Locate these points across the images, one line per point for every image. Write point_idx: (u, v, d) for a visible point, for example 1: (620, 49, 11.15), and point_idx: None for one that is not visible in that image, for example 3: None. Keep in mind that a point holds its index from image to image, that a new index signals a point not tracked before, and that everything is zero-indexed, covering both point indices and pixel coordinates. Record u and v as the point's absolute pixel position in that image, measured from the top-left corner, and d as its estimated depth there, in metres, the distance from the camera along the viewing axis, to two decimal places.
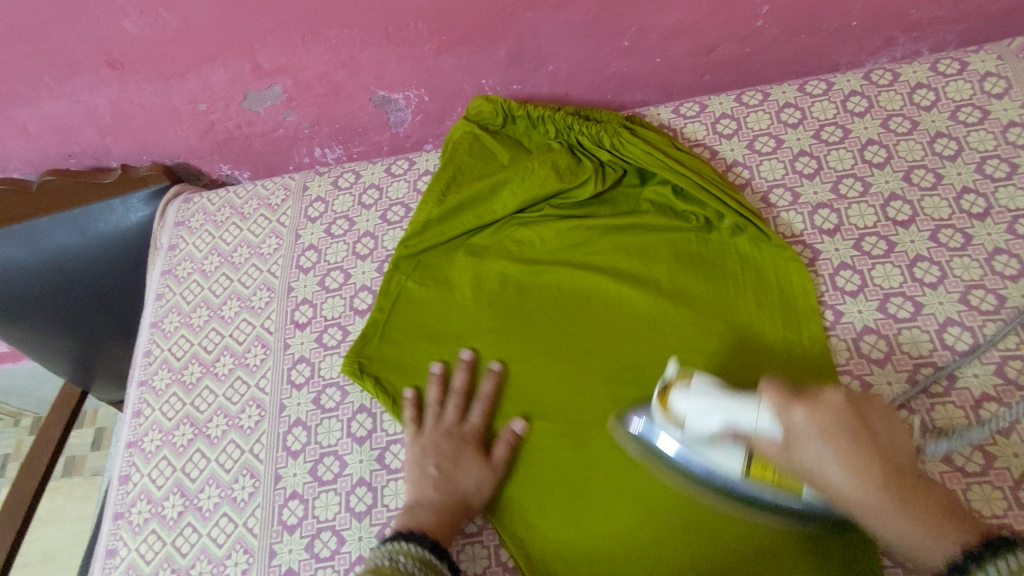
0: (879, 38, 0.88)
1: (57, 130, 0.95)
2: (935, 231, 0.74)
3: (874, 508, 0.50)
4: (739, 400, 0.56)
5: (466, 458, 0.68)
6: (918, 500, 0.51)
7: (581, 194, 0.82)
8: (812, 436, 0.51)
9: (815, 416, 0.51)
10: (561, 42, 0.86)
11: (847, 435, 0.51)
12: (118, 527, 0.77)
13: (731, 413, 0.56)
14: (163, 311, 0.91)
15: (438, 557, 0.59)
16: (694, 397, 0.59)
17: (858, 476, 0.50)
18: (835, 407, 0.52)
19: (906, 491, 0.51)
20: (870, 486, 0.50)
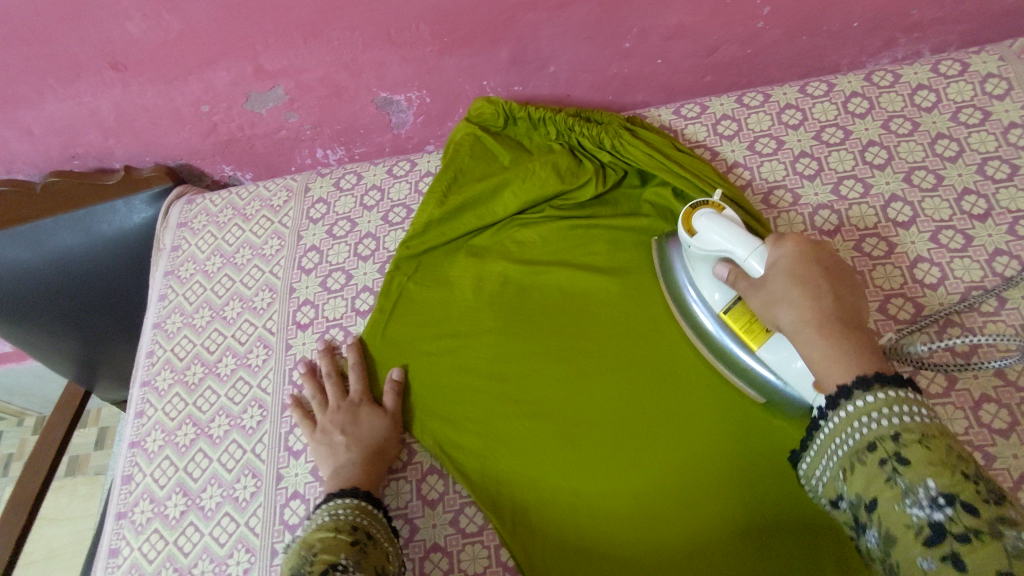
0: (880, 39, 0.88)
1: (61, 131, 0.96)
2: (936, 232, 0.74)
3: (806, 325, 0.55)
4: (745, 238, 0.63)
5: (365, 416, 0.72)
6: (855, 343, 0.53)
7: (582, 195, 0.82)
8: (783, 267, 0.58)
9: (793, 253, 0.59)
10: (562, 44, 0.87)
11: (809, 273, 0.57)
12: (120, 527, 0.77)
13: (730, 243, 0.63)
14: (165, 312, 0.91)
15: (372, 503, 0.64)
16: (716, 224, 0.65)
17: (807, 309, 0.55)
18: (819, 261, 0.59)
19: (848, 336, 0.54)
20: (812, 315, 0.55)
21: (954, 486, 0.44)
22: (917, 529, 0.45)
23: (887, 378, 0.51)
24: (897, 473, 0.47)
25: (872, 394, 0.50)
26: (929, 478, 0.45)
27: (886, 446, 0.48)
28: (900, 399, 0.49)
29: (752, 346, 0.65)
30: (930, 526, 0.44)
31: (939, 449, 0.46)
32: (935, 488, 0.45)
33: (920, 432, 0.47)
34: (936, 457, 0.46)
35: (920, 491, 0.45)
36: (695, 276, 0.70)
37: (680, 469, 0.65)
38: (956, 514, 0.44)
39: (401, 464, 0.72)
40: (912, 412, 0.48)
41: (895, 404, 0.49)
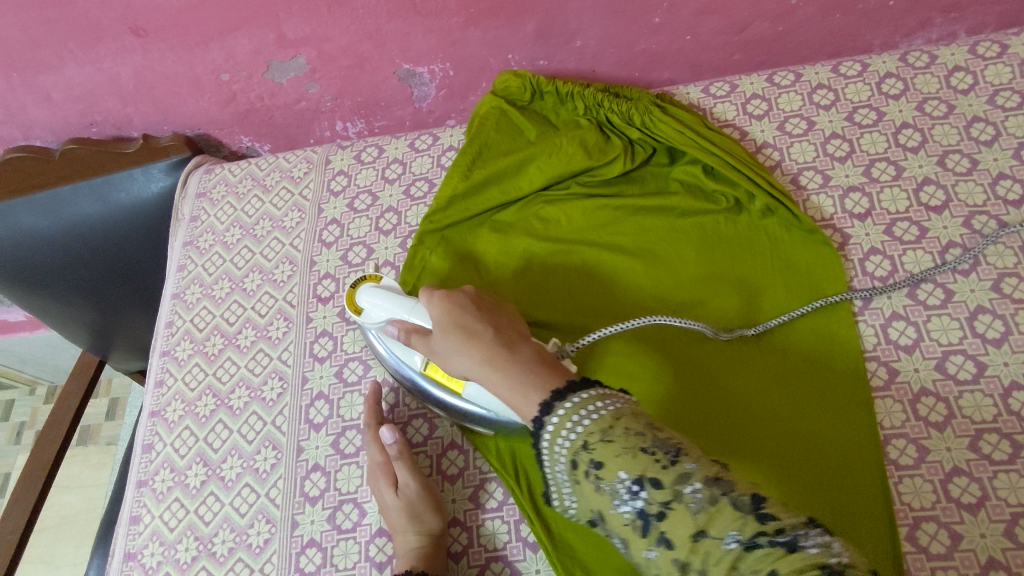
0: (916, 18, 0.85)
1: (79, 98, 0.95)
2: (969, 217, 0.73)
3: (483, 363, 0.54)
4: (404, 299, 0.66)
5: (384, 499, 0.68)
6: (528, 348, 0.55)
7: (609, 172, 0.81)
8: (438, 320, 0.57)
9: (443, 301, 0.58)
10: (591, 17, 0.85)
11: (460, 318, 0.57)
12: (141, 495, 0.77)
13: (397, 306, 0.66)
14: (185, 283, 0.91)
15: None
16: (378, 295, 0.68)
17: (474, 344, 0.55)
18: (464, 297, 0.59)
19: (518, 343, 0.55)
20: (483, 357, 0.54)
21: (724, 520, 0.41)
22: (641, 529, 0.44)
23: (567, 390, 0.49)
24: (599, 477, 0.45)
25: (571, 401, 0.48)
26: (623, 470, 0.44)
27: (581, 457, 0.46)
28: (604, 395, 0.48)
29: (458, 388, 0.66)
30: (635, 513, 0.44)
31: (629, 441, 0.44)
32: (629, 476, 0.44)
33: (604, 430, 0.45)
34: (622, 448, 0.44)
35: (618, 486, 0.44)
36: (391, 345, 0.71)
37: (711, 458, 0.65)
38: (650, 493, 0.43)
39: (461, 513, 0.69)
40: (623, 404, 0.47)
41: (584, 405, 0.47)
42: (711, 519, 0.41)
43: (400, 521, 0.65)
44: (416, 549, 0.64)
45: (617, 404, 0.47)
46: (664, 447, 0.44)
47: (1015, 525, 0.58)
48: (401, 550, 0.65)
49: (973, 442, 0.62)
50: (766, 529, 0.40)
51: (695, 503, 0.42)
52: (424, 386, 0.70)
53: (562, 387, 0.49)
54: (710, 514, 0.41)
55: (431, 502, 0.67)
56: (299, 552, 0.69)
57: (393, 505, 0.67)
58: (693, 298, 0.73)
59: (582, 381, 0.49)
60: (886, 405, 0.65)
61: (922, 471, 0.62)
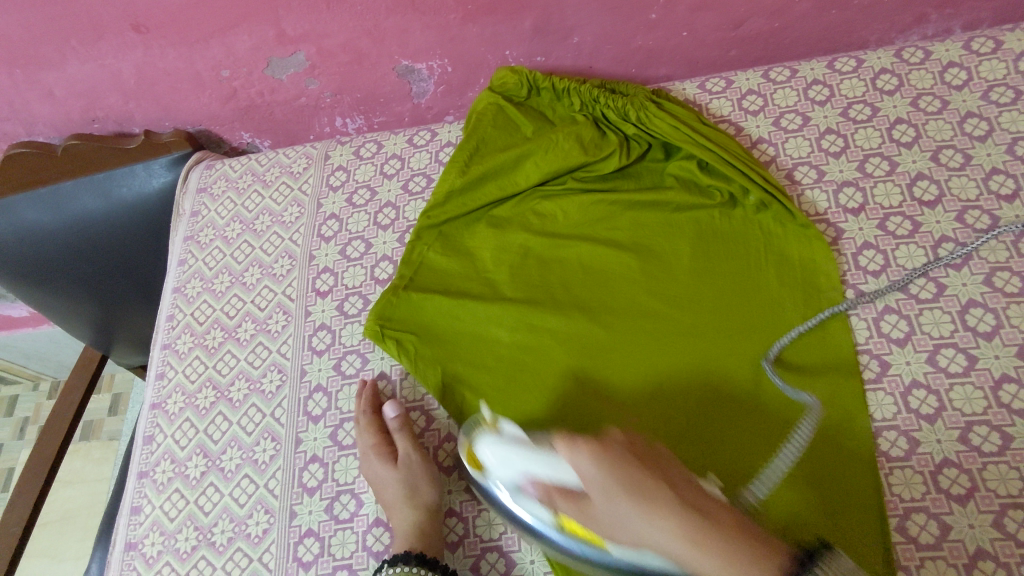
0: (911, 14, 0.86)
1: (82, 94, 0.96)
2: (962, 211, 0.73)
3: (685, 542, 0.45)
4: (540, 454, 0.59)
5: (383, 475, 0.70)
6: (726, 517, 0.47)
7: (605, 167, 0.82)
8: (600, 483, 0.49)
9: (598, 458, 0.50)
10: (588, 13, 0.85)
11: (632, 474, 0.49)
12: (142, 485, 0.78)
13: (531, 463, 0.59)
14: (185, 276, 0.92)
15: (427, 568, 0.63)
16: (504, 445, 0.61)
17: (661, 515, 0.46)
18: (619, 450, 0.51)
19: (717, 512, 0.47)
20: (689, 532, 0.45)
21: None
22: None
23: (806, 558, 0.45)
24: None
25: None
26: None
27: None
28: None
29: (602, 542, 0.55)
30: None
31: None
32: None
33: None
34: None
35: None
36: (519, 504, 0.61)
37: (703, 448, 0.65)
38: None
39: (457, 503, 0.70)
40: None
41: None
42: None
43: (402, 494, 0.68)
44: (418, 518, 0.66)
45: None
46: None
47: (1004, 516, 0.59)
48: (401, 523, 0.66)
49: (964, 434, 0.63)
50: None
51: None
52: (567, 545, 0.58)
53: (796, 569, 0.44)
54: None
55: (426, 477, 0.70)
56: (297, 541, 0.70)
57: (390, 480, 0.69)
58: (687, 292, 0.74)
59: (806, 557, 0.45)
60: (877, 397, 0.66)
61: (912, 462, 0.63)
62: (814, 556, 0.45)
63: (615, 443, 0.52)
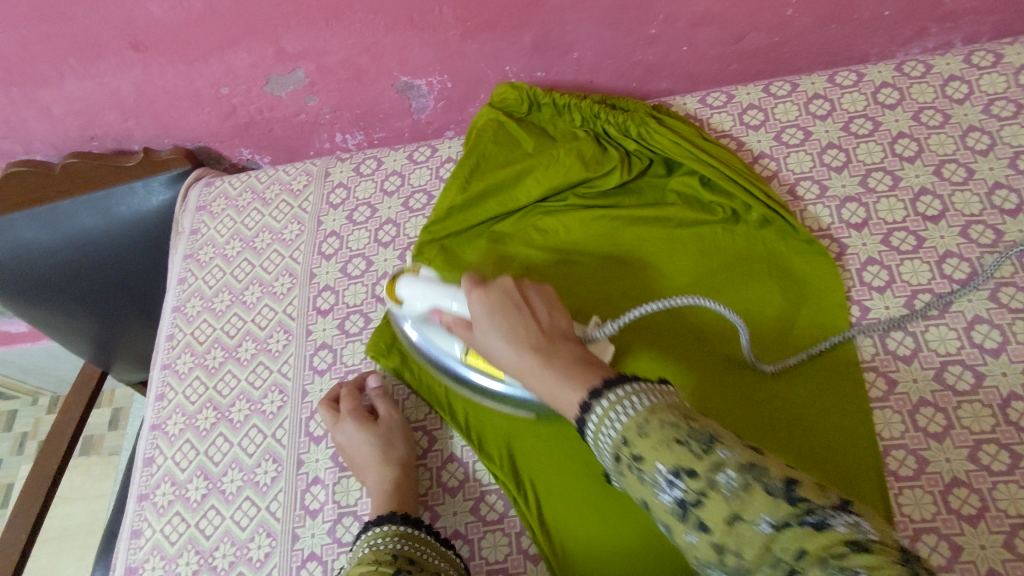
0: (911, 28, 0.86)
1: (80, 112, 0.96)
2: (966, 226, 0.73)
3: (526, 369, 0.53)
4: (444, 287, 0.65)
5: (365, 431, 0.70)
6: (568, 348, 0.54)
7: (607, 183, 0.82)
8: (484, 319, 0.57)
9: (486, 298, 0.58)
10: (587, 29, 0.85)
11: (501, 313, 0.57)
12: (142, 509, 0.77)
13: (437, 295, 0.65)
14: (185, 295, 0.91)
15: (416, 526, 0.63)
16: (417, 286, 0.67)
17: (514, 343, 0.55)
18: (501, 289, 0.58)
19: (560, 345, 0.55)
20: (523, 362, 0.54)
21: (760, 503, 0.39)
22: (679, 515, 0.42)
23: (601, 387, 0.47)
24: (640, 470, 0.43)
25: (612, 393, 0.46)
26: (659, 461, 0.42)
27: None
28: (639, 389, 0.46)
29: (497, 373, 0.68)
30: None
31: None
32: None
33: (641, 423, 0.43)
34: (659, 442, 0.42)
35: None
36: (430, 334, 0.72)
37: None
38: (687, 483, 0.41)
39: (461, 526, 0.68)
40: (657, 396, 0.45)
41: None
42: (746, 504, 0.40)
43: (383, 451, 0.70)
44: (395, 476, 0.68)
45: (652, 395, 0.45)
46: (699, 438, 0.42)
47: (1014, 536, 0.58)
48: (383, 481, 0.68)
49: (972, 452, 0.62)
50: (801, 515, 0.39)
51: (730, 490, 0.40)
52: (468, 375, 0.71)
53: (599, 386, 0.48)
54: (745, 500, 0.40)
55: (401, 436, 0.72)
56: (300, 565, 0.69)
57: (369, 440, 0.70)
58: (690, 308, 0.74)
59: (617, 377, 0.48)
60: (885, 415, 0.65)
61: (922, 482, 0.62)
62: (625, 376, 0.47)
63: (501, 285, 0.58)
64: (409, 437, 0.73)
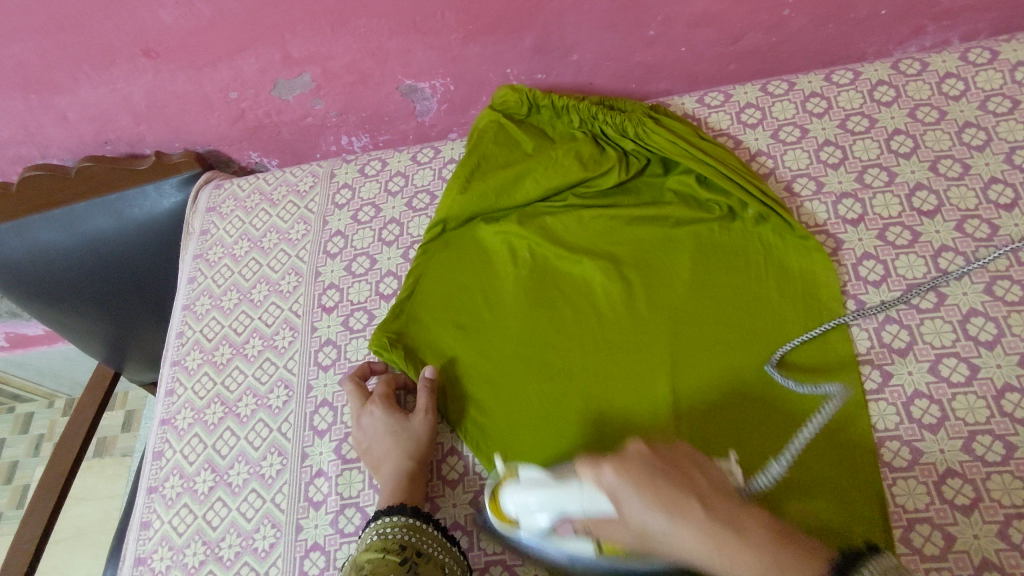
0: (908, 27, 0.86)
1: (95, 117, 0.98)
2: (962, 221, 0.73)
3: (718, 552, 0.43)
4: (564, 487, 0.53)
5: (392, 420, 0.72)
6: (756, 526, 0.44)
7: (604, 182, 0.83)
8: (641, 499, 0.46)
9: (624, 472, 0.47)
10: (586, 31, 0.87)
11: (663, 488, 0.46)
12: (151, 501, 0.79)
13: (561, 499, 0.53)
14: (195, 294, 0.94)
15: (424, 520, 0.64)
16: (533, 489, 0.56)
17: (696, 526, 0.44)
18: (642, 460, 0.48)
19: (744, 522, 0.45)
20: (702, 538, 0.44)
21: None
22: None
23: (840, 563, 0.43)
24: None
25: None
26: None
27: None
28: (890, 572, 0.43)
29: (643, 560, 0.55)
30: None
31: None
32: None
33: None
34: None
35: None
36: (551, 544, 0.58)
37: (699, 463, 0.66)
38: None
39: (461, 518, 0.69)
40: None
41: None
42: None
43: (403, 444, 0.70)
44: (407, 471, 0.69)
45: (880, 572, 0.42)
46: None
47: (1008, 526, 0.59)
48: (395, 473, 0.68)
49: (967, 443, 0.63)
50: None
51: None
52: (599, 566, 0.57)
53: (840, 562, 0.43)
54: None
55: (426, 434, 0.72)
56: (303, 555, 0.71)
57: (389, 431, 0.71)
58: (688, 306, 0.74)
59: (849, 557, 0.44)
60: (879, 408, 0.66)
61: (915, 473, 0.62)
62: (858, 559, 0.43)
63: (637, 454, 0.49)
64: (431, 435, 0.72)
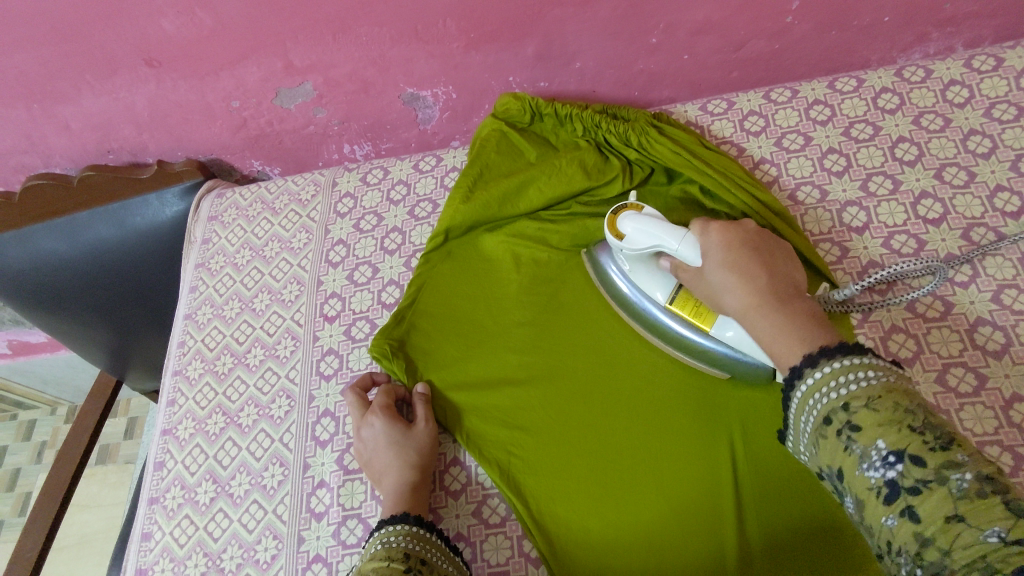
0: (911, 34, 0.86)
1: (97, 126, 0.98)
2: (968, 229, 0.73)
3: (750, 307, 0.55)
4: (672, 228, 0.66)
5: (393, 432, 0.70)
6: (797, 305, 0.54)
7: (608, 191, 0.83)
8: (717, 256, 0.60)
9: (723, 233, 0.62)
10: (588, 39, 0.87)
11: (738, 254, 0.59)
12: (152, 512, 0.79)
13: (664, 236, 0.66)
14: (196, 303, 0.93)
15: (427, 529, 0.63)
16: (641, 221, 0.68)
17: (747, 280, 0.57)
18: (739, 236, 0.61)
19: (789, 301, 0.55)
20: (749, 300, 0.55)
21: (991, 515, 0.37)
22: (885, 496, 0.42)
23: (833, 351, 0.48)
24: (852, 438, 0.44)
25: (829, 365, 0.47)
26: (878, 438, 0.43)
27: None
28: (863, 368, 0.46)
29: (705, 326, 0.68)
30: None
31: None
32: None
33: (867, 401, 0.44)
34: (884, 418, 0.43)
35: None
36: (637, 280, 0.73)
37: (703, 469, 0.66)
38: (907, 468, 0.41)
39: (464, 529, 0.69)
40: (893, 378, 0.45)
41: None
42: (976, 512, 0.38)
43: (406, 455, 0.70)
44: (410, 483, 0.68)
45: (888, 377, 0.45)
46: (936, 432, 0.42)
47: None
48: (398, 485, 0.68)
49: None
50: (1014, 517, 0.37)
51: (960, 489, 0.39)
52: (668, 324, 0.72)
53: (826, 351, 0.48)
54: (977, 506, 0.38)
55: (429, 445, 0.71)
56: (306, 567, 0.70)
57: (392, 442, 0.70)
58: None
59: (842, 348, 0.48)
60: None
61: None
62: (849, 351, 0.47)
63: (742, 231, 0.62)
64: (433, 446, 0.72)
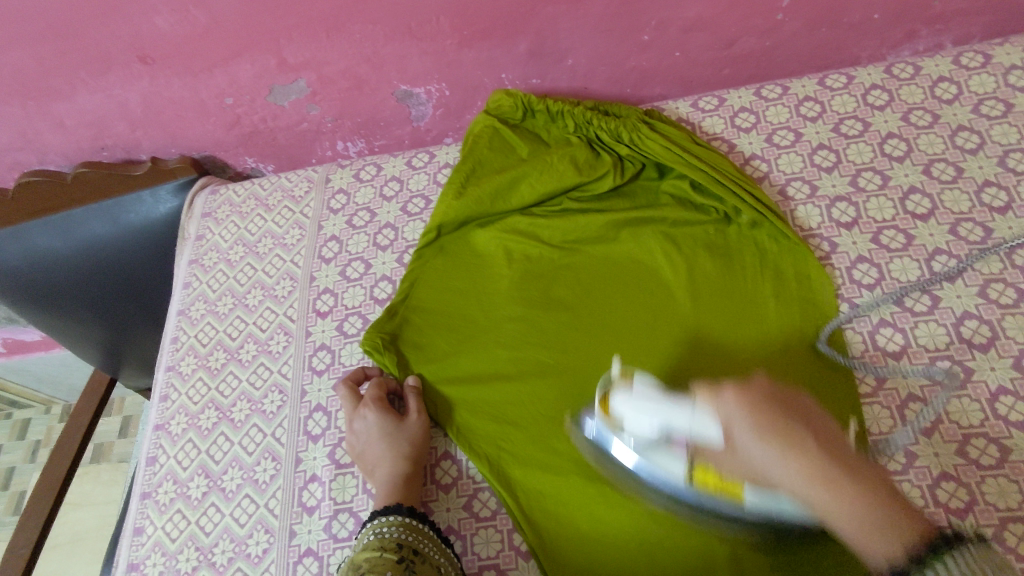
0: (901, 31, 0.87)
1: (91, 123, 0.99)
2: (955, 224, 0.73)
3: (804, 476, 0.48)
4: (676, 405, 0.58)
5: (385, 424, 0.71)
6: (852, 465, 0.48)
7: (599, 187, 0.83)
8: (743, 418, 0.51)
9: (742, 397, 0.52)
10: (580, 36, 0.87)
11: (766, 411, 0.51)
12: (144, 506, 0.79)
13: (671, 415, 0.58)
14: (189, 299, 0.93)
15: (420, 520, 0.64)
16: (642, 400, 0.61)
17: (798, 466, 0.48)
18: (759, 389, 0.53)
19: (845, 463, 0.48)
20: (809, 468, 0.48)
21: None
22: None
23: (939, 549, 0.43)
24: None
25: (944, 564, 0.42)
26: None
27: None
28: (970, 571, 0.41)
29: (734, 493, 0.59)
30: None
31: None
32: None
33: None
34: None
35: None
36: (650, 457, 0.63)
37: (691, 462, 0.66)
38: None
39: (455, 522, 0.69)
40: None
41: None
42: None
43: (398, 447, 0.70)
44: (402, 474, 0.69)
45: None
46: None
47: (1003, 529, 0.58)
48: (390, 476, 0.68)
49: (961, 447, 0.62)
50: None
51: None
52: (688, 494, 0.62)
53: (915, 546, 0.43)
54: None
55: (421, 437, 0.72)
56: (297, 561, 0.70)
57: (384, 434, 0.70)
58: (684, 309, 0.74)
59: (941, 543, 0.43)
60: (873, 411, 0.66)
61: (910, 476, 0.62)
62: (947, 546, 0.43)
63: (757, 386, 0.54)
64: (425, 439, 0.72)
